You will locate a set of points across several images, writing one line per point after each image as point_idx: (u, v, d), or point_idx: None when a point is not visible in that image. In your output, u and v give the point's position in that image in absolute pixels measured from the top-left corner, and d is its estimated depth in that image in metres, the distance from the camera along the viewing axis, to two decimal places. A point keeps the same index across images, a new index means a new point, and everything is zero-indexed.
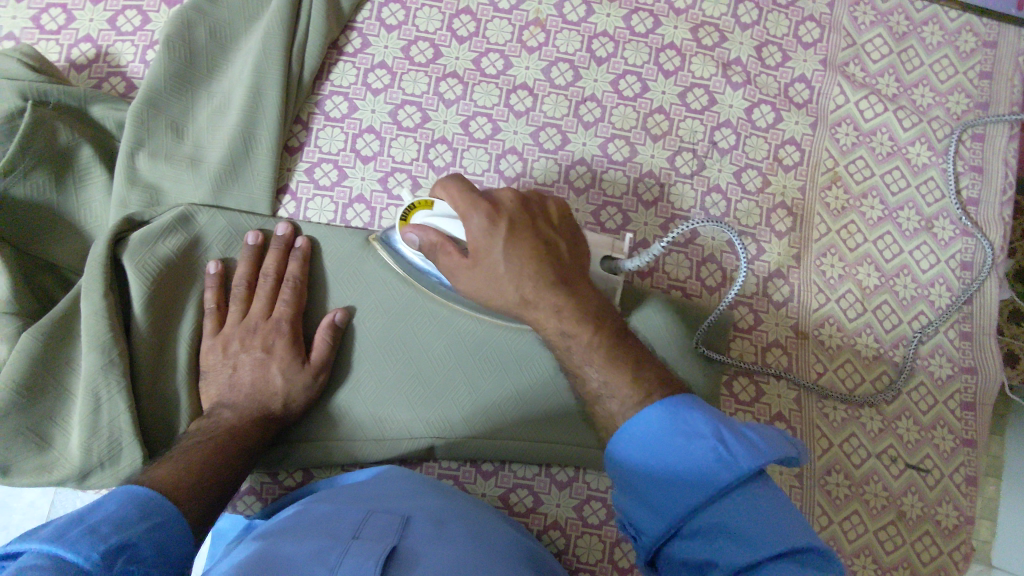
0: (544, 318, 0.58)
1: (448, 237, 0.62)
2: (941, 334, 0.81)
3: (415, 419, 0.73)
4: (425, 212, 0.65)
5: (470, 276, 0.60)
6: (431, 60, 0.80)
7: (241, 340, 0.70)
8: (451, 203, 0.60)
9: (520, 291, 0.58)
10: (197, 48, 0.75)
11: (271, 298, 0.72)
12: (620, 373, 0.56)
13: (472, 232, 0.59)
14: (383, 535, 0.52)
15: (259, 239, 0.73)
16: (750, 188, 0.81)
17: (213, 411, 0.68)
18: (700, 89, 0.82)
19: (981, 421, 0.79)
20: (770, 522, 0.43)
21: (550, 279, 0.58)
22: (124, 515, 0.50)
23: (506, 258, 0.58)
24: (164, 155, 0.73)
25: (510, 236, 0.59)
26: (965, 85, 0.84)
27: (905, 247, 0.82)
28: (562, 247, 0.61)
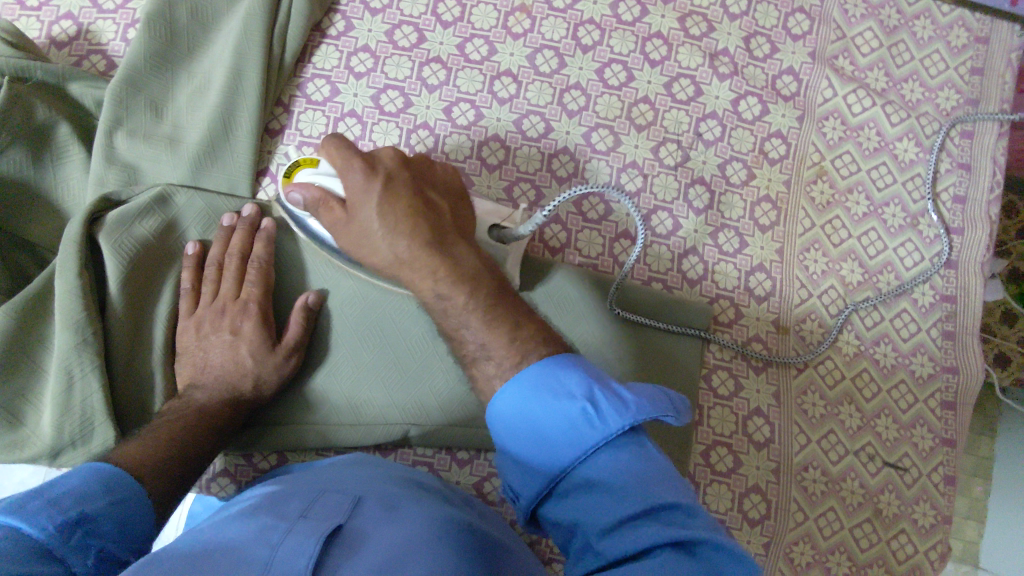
0: (420, 281, 0.56)
1: (328, 191, 0.59)
2: (924, 333, 0.80)
3: (394, 406, 0.73)
4: (310, 169, 0.63)
5: (349, 233, 0.57)
6: (414, 45, 0.79)
7: (211, 322, 0.69)
8: (327, 159, 0.57)
9: (395, 250, 0.56)
10: (178, 28, 0.75)
11: (239, 278, 0.71)
12: (495, 335, 0.54)
13: (351, 187, 0.56)
14: (331, 513, 0.51)
15: (234, 220, 0.72)
16: (734, 180, 0.80)
17: (184, 392, 0.68)
18: (686, 79, 0.81)
19: (961, 420, 0.78)
20: (633, 477, 0.43)
21: (425, 236, 0.56)
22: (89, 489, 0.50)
23: (381, 217, 0.55)
24: (142, 135, 0.73)
25: (386, 193, 0.56)
26: (956, 81, 0.83)
27: (890, 244, 0.81)
28: (447, 212, 0.59)
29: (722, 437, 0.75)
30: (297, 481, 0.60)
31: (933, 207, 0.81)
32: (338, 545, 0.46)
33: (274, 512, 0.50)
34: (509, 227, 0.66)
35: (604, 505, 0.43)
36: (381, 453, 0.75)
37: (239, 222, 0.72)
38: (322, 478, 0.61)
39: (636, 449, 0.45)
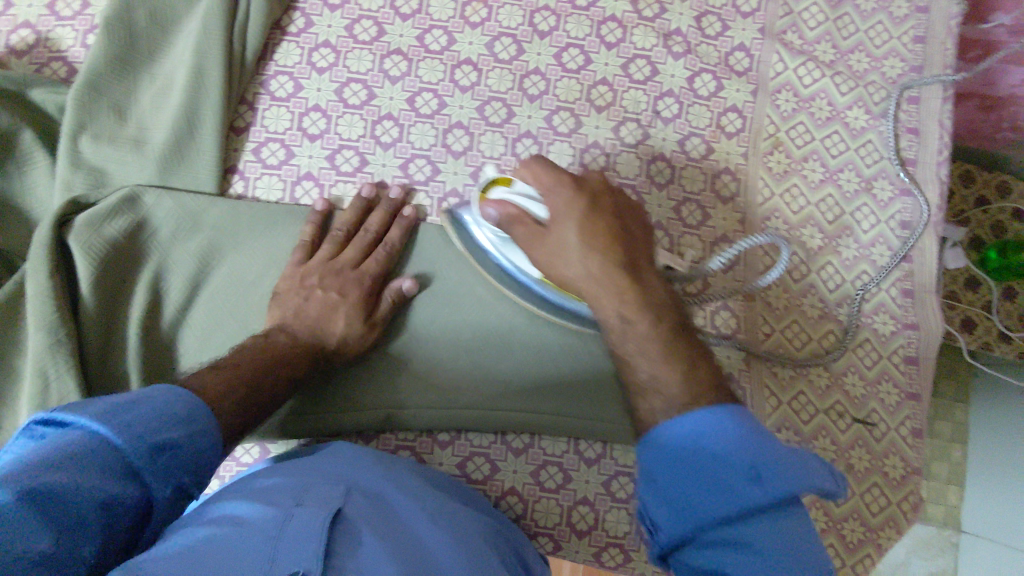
0: (605, 300, 0.59)
1: (525, 210, 0.64)
2: (884, 293, 0.83)
3: (418, 391, 0.75)
4: (504, 188, 0.67)
5: (538, 249, 0.63)
6: (374, 38, 0.81)
7: (321, 278, 0.72)
8: (536, 181, 0.64)
9: (586, 265, 0.60)
10: (137, 30, 0.76)
11: (365, 250, 0.75)
12: (670, 367, 0.56)
13: (552, 207, 0.62)
14: (325, 500, 0.55)
15: (373, 193, 0.77)
16: (694, 155, 0.82)
17: (268, 334, 0.70)
18: (643, 60, 0.83)
19: (923, 375, 0.81)
20: (794, 553, 0.45)
21: (629, 265, 0.60)
22: (165, 419, 0.51)
23: (579, 234, 0.61)
24: (108, 138, 0.74)
25: (586, 215, 0.61)
26: (900, 50, 0.87)
27: (846, 209, 0.84)
28: (640, 248, 0.63)
29: None
30: (289, 467, 0.62)
31: (904, 175, 0.84)
32: (339, 538, 0.50)
33: (271, 500, 0.53)
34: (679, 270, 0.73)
35: (752, 564, 0.44)
36: (364, 440, 0.76)
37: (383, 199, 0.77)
38: (311, 464, 0.64)
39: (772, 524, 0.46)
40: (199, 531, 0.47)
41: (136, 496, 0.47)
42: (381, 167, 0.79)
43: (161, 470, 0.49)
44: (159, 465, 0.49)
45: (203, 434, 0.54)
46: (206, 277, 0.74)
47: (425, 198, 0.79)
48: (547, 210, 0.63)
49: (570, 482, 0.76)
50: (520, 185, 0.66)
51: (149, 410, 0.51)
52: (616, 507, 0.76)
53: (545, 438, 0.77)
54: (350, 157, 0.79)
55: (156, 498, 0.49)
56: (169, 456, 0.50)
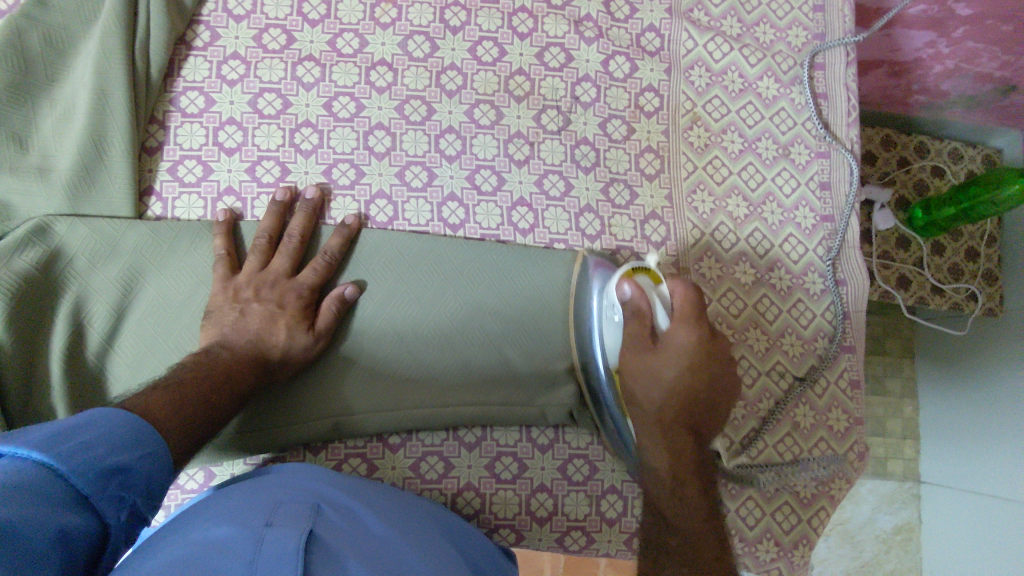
0: (658, 447, 0.65)
1: (649, 316, 0.65)
2: (811, 253, 0.86)
3: (373, 398, 0.74)
4: (651, 286, 0.67)
5: (638, 362, 0.66)
6: (285, 46, 0.80)
7: (257, 289, 0.70)
8: (682, 307, 0.66)
9: (662, 411, 0.65)
10: (32, 56, 0.73)
11: (294, 258, 0.73)
12: (693, 528, 0.61)
13: (679, 341, 0.64)
14: (295, 520, 0.53)
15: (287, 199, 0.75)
16: (616, 136, 0.84)
17: (210, 349, 0.66)
18: (556, 47, 0.84)
19: (856, 328, 0.85)
20: None
21: (688, 422, 0.66)
22: (115, 441, 0.49)
23: (679, 377, 0.64)
24: (9, 168, 0.71)
25: (697, 365, 0.65)
26: (801, 19, 0.90)
27: (767, 175, 0.86)
28: (721, 405, 0.67)
29: None
30: (252, 489, 0.60)
31: (832, 138, 0.87)
32: (319, 555, 0.48)
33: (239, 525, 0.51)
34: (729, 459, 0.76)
35: None
36: (312, 452, 0.75)
37: (304, 203, 0.75)
38: (273, 486, 0.62)
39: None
40: (165, 560, 0.45)
41: (90, 524, 0.44)
42: (304, 175, 0.78)
43: (112, 496, 0.47)
44: (111, 490, 0.47)
45: (153, 456, 0.51)
46: (129, 304, 0.71)
47: (352, 203, 0.78)
48: (670, 330, 0.65)
49: (526, 470, 0.76)
50: (665, 296, 0.66)
51: (99, 433, 0.48)
52: (574, 490, 0.76)
53: (497, 429, 0.77)
54: (270, 167, 0.77)
55: (109, 526, 0.46)
56: (120, 481, 0.48)
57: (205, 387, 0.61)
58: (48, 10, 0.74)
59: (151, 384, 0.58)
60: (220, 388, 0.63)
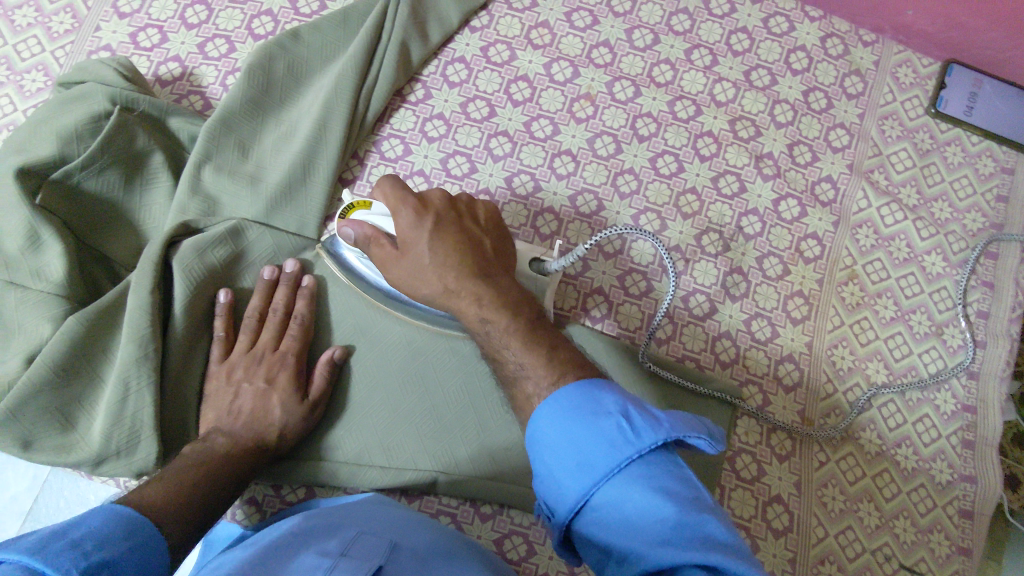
0: (465, 306, 0.63)
1: (379, 229, 0.69)
2: (944, 440, 0.82)
3: (458, 454, 0.76)
4: (364, 211, 0.71)
5: (399, 266, 0.67)
6: (485, 118, 0.86)
7: (246, 368, 0.73)
8: (385, 198, 0.68)
9: (443, 281, 0.65)
10: (274, 79, 0.82)
11: (279, 330, 0.76)
12: (536, 354, 0.57)
13: (402, 227, 0.67)
14: (370, 553, 0.55)
15: (275, 274, 0.77)
16: (770, 274, 0.85)
17: (206, 436, 0.70)
18: (732, 176, 0.87)
19: (978, 531, 0.80)
20: (657, 490, 0.44)
21: (468, 266, 0.65)
22: (103, 535, 0.49)
23: (430, 248, 0.65)
24: (227, 170, 0.79)
25: (434, 229, 0.66)
26: (983, 206, 0.89)
27: (915, 349, 0.85)
28: (486, 238, 0.69)
29: (742, 521, 0.77)
30: (323, 515, 0.63)
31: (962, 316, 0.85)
32: None
33: (316, 551, 0.54)
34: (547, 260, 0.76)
35: (628, 519, 0.44)
36: (406, 498, 0.77)
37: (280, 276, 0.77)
38: (347, 514, 0.64)
39: (669, 462, 0.46)
40: None
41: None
42: None
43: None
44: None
45: (141, 548, 0.51)
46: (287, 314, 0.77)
47: None
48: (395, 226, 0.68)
49: None
50: (376, 207, 0.71)
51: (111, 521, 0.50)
52: None
53: None
54: None
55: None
56: (109, 574, 0.46)
57: (195, 478, 0.64)
58: (299, 44, 0.84)
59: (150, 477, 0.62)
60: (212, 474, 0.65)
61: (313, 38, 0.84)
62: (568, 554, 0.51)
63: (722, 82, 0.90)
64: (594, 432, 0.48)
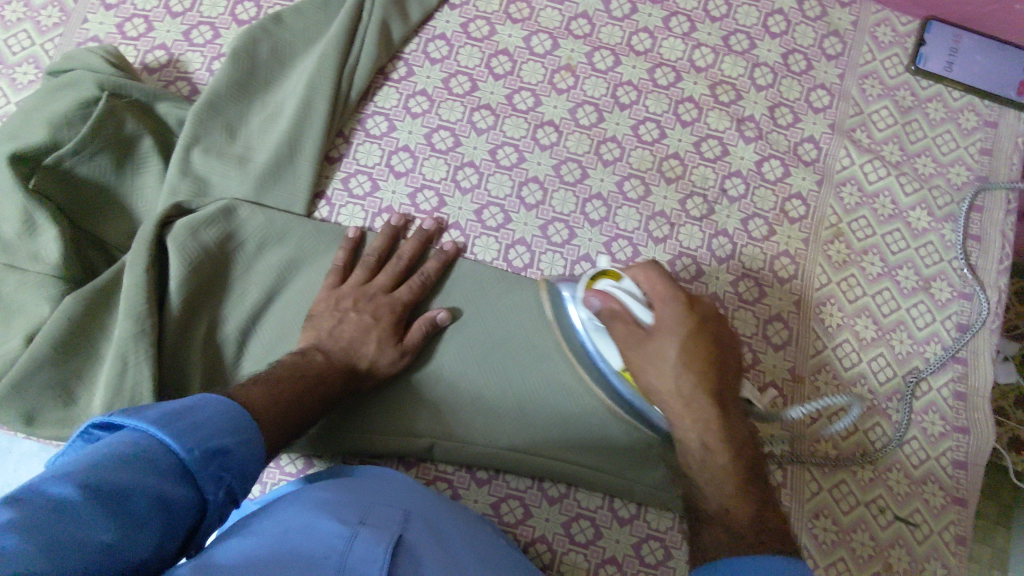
0: (693, 424, 0.62)
1: (629, 311, 0.66)
2: (935, 392, 0.83)
3: (462, 423, 0.77)
4: (611, 282, 0.69)
5: (635, 352, 0.65)
6: (467, 92, 0.87)
7: (356, 301, 0.75)
8: (650, 286, 0.65)
9: (677, 385, 0.62)
10: (259, 62, 0.84)
11: (396, 278, 0.78)
12: (740, 505, 0.59)
13: (665, 319, 0.63)
14: (386, 524, 0.57)
15: (359, 234, 0.79)
16: (756, 235, 0.85)
17: (305, 352, 0.72)
18: (714, 140, 0.88)
19: (973, 481, 0.80)
20: None
21: (716, 391, 0.62)
22: (218, 425, 0.54)
23: (679, 355, 0.62)
24: (216, 152, 0.80)
25: (695, 331, 0.63)
26: (966, 159, 0.90)
27: (903, 304, 0.85)
28: (733, 365, 0.65)
29: None
30: (348, 484, 0.65)
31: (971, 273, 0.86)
32: (402, 566, 0.51)
33: (335, 518, 0.54)
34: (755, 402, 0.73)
35: None
36: (404, 465, 0.78)
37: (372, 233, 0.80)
38: (370, 487, 0.65)
39: None
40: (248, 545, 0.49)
41: (189, 495, 0.49)
42: (457, 210, 0.84)
43: (211, 474, 0.52)
44: (210, 468, 0.52)
45: (250, 444, 0.56)
46: (282, 287, 0.79)
47: (494, 244, 0.83)
48: (654, 317, 0.64)
49: (602, 538, 0.76)
50: (627, 283, 0.68)
51: (205, 417, 0.54)
52: (643, 572, 0.75)
53: (581, 490, 0.78)
54: (429, 197, 0.84)
55: (207, 502, 0.51)
56: (219, 463, 0.52)
57: (297, 386, 0.67)
58: (282, 27, 0.85)
59: (252, 379, 0.65)
60: (312, 389, 0.68)
61: (295, 20, 0.86)
62: None
63: (701, 48, 0.91)
64: None
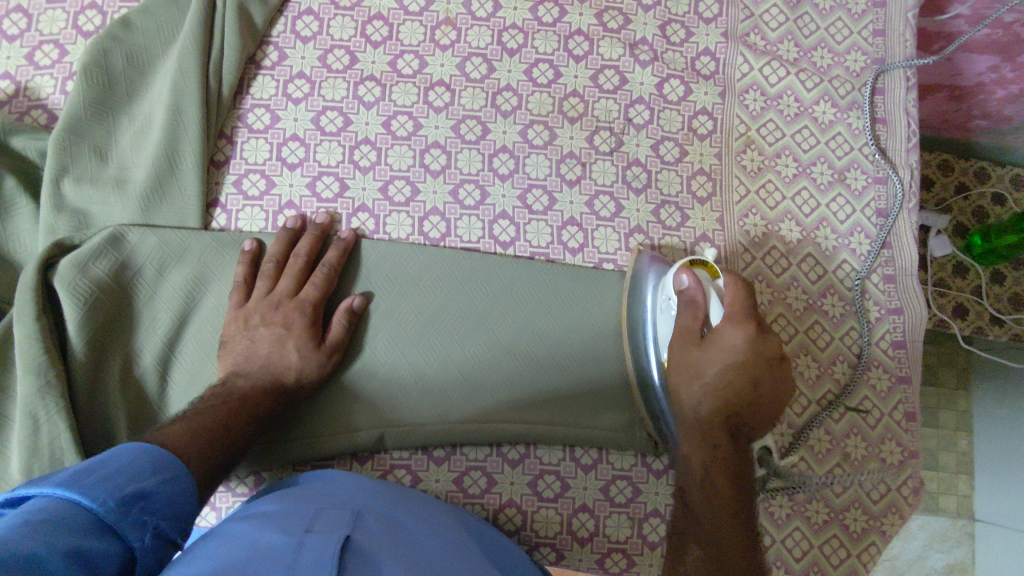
0: (692, 417, 0.67)
1: (705, 315, 0.67)
2: (867, 280, 0.84)
3: (407, 408, 0.75)
4: (707, 279, 0.69)
5: (688, 350, 0.67)
6: (348, 66, 0.83)
7: (263, 315, 0.71)
8: (732, 302, 0.67)
9: (704, 400, 0.67)
10: (115, 74, 0.78)
11: (300, 278, 0.74)
12: (721, 502, 0.63)
13: (726, 337, 0.65)
14: (335, 526, 0.56)
15: (255, 246, 0.75)
16: (668, 158, 0.84)
17: (226, 380, 0.69)
18: (611, 70, 0.85)
19: (913, 358, 0.82)
20: None
21: (731, 409, 0.66)
22: (135, 471, 0.53)
23: (720, 373, 0.66)
24: (89, 179, 0.75)
25: (749, 359, 0.65)
26: (860, 44, 0.89)
27: (822, 200, 0.85)
28: (769, 406, 0.67)
29: None
30: (293, 494, 0.63)
31: (883, 159, 0.86)
32: (353, 562, 0.50)
33: (279, 531, 0.53)
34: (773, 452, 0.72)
35: None
36: (358, 462, 0.76)
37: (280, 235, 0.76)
38: (317, 492, 0.64)
39: None
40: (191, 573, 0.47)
41: (115, 546, 0.47)
42: (361, 191, 0.80)
43: (135, 520, 0.49)
44: (133, 515, 0.49)
45: (173, 482, 0.55)
46: (193, 309, 0.74)
47: (407, 219, 0.80)
48: (720, 327, 0.66)
49: (569, 489, 0.76)
50: (720, 290, 0.68)
51: (118, 467, 0.52)
52: (616, 512, 0.76)
53: (540, 447, 0.77)
54: (330, 183, 0.80)
55: (134, 549, 0.48)
56: (142, 507, 0.51)
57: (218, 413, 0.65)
58: (132, 32, 0.79)
59: (174, 419, 0.63)
60: (238, 413, 0.66)
61: (144, 21, 0.79)
62: None
63: None
64: None
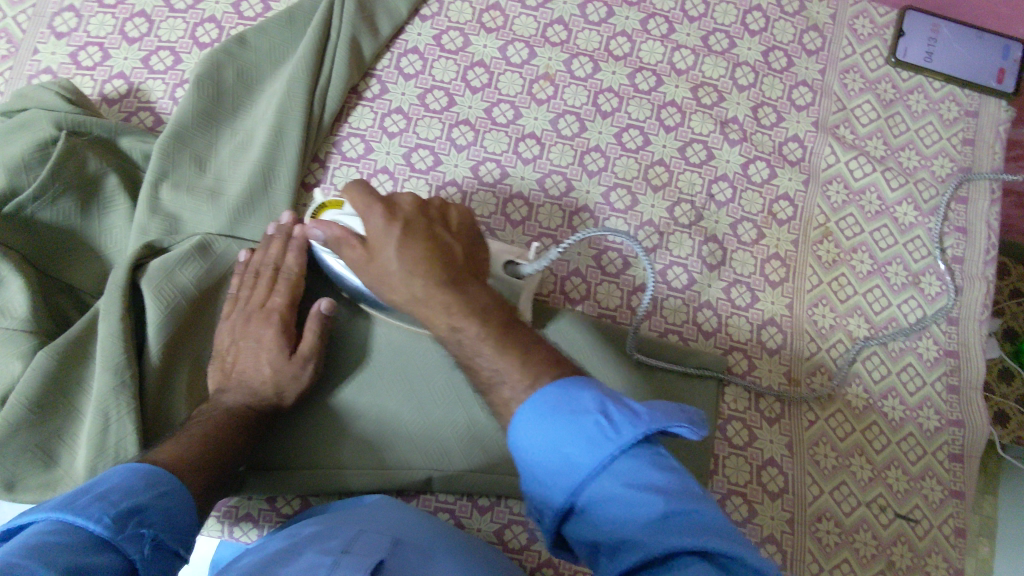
0: (435, 316, 0.60)
1: (348, 229, 0.65)
2: (929, 386, 0.83)
3: (450, 454, 0.75)
4: (335, 211, 0.70)
5: (369, 269, 0.63)
6: (445, 108, 0.85)
7: (239, 328, 0.73)
8: (352, 205, 0.63)
9: (411, 288, 0.61)
10: (224, 87, 0.80)
11: (271, 287, 0.74)
12: (508, 359, 0.55)
13: (372, 234, 0.62)
14: (372, 550, 0.55)
15: (250, 256, 0.76)
16: (745, 239, 0.84)
17: (213, 396, 0.71)
18: (699, 144, 0.86)
19: (968, 473, 0.81)
20: (641, 483, 0.45)
21: (439, 270, 0.60)
22: (128, 488, 0.53)
23: (399, 258, 0.61)
24: (186, 186, 0.77)
25: (404, 235, 0.61)
26: (949, 151, 0.89)
27: (894, 301, 0.85)
28: (458, 245, 0.64)
29: (737, 487, 0.77)
30: (330, 519, 0.63)
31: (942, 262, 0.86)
32: None
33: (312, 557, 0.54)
34: (522, 263, 0.71)
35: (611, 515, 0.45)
36: (403, 498, 0.76)
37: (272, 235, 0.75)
38: (352, 519, 0.63)
39: (651, 453, 0.47)
40: None
41: (117, 563, 0.48)
42: None
43: (132, 534, 0.50)
44: (129, 529, 0.50)
45: (168, 495, 0.55)
46: None
47: None
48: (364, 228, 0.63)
49: None
50: (348, 210, 0.69)
51: (109, 486, 0.53)
52: None
53: None
54: None
55: (134, 561, 0.49)
56: (138, 521, 0.51)
57: (208, 428, 0.66)
58: (246, 49, 0.82)
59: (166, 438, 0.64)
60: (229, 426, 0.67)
61: (259, 41, 0.82)
62: (561, 551, 0.52)
63: (681, 49, 0.89)
64: (575, 434, 0.47)
